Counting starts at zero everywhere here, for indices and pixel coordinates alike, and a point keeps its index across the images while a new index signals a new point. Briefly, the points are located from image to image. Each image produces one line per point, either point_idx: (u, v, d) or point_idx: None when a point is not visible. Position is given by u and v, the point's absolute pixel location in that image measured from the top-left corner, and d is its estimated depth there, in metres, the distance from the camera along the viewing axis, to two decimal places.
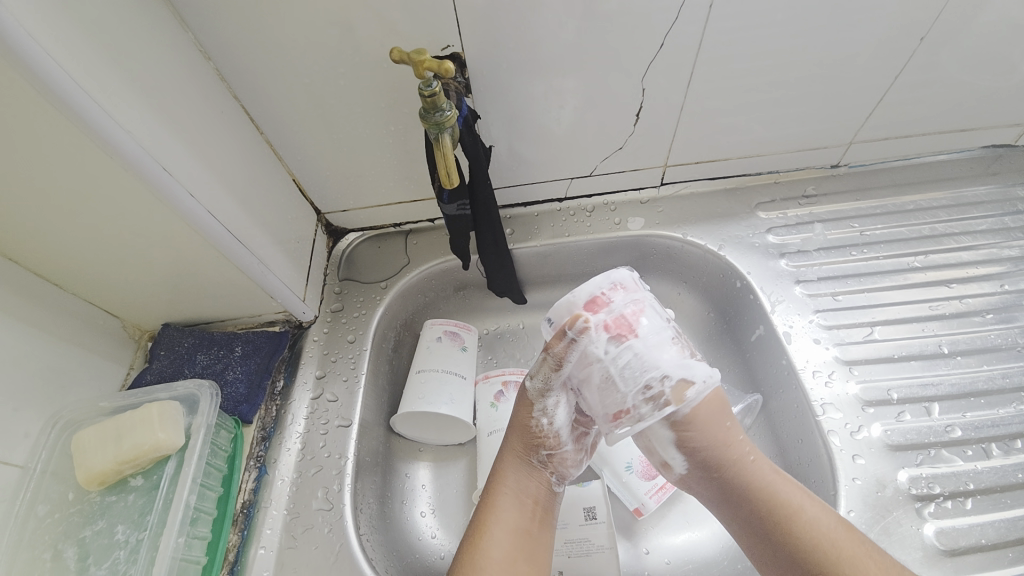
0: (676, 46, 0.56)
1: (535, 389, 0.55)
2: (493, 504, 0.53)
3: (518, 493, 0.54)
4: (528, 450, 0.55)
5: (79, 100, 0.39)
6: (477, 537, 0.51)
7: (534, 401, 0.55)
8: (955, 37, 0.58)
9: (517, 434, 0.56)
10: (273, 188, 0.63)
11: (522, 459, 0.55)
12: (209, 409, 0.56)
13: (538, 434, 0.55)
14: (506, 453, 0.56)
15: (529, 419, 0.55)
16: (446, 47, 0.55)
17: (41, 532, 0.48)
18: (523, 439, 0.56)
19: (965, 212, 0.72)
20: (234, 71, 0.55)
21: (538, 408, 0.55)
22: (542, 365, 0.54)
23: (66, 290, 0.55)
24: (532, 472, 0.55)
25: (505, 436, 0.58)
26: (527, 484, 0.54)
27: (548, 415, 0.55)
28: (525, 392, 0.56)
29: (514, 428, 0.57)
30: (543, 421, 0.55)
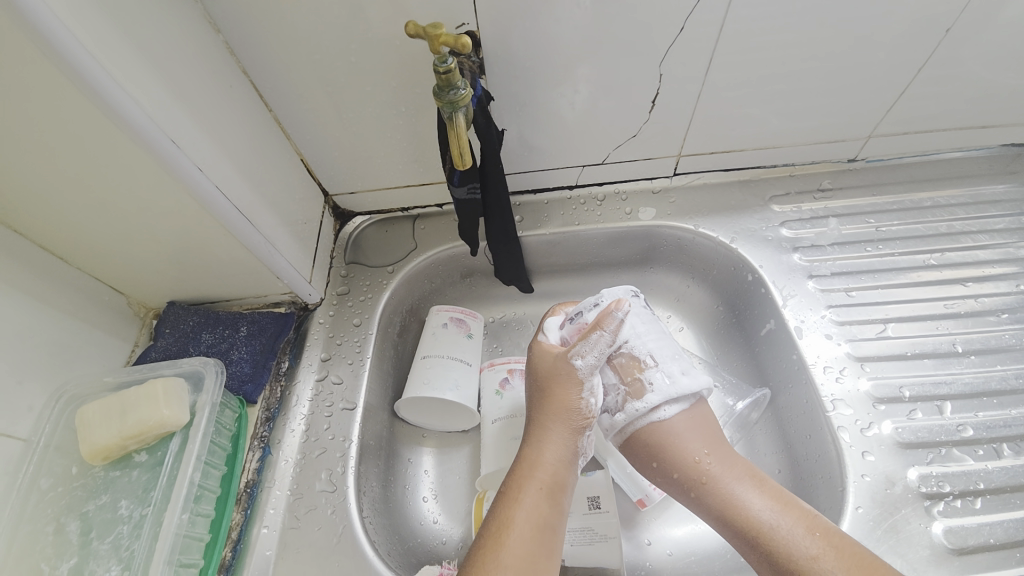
0: (697, 31, 0.55)
1: (585, 367, 0.55)
2: (525, 488, 0.51)
3: (553, 478, 0.53)
4: (567, 433, 0.55)
5: (88, 67, 0.38)
6: (504, 531, 0.49)
7: (582, 379, 0.56)
8: (982, 31, 0.56)
9: (556, 416, 0.56)
10: (280, 167, 0.62)
11: (563, 443, 0.55)
12: (213, 387, 0.55)
13: (584, 415, 0.56)
14: (544, 436, 0.55)
15: (576, 400, 0.55)
16: (460, 25, 0.53)
17: (44, 506, 0.48)
18: (563, 421, 0.55)
19: (982, 210, 0.71)
20: (243, 44, 0.54)
21: (584, 389, 0.56)
22: (595, 340, 0.55)
23: (71, 265, 0.55)
24: (570, 454, 0.55)
25: (542, 419, 0.56)
26: (563, 466, 0.54)
27: (594, 396, 0.56)
28: (574, 373, 0.56)
29: (554, 410, 0.56)
30: (589, 401, 0.56)
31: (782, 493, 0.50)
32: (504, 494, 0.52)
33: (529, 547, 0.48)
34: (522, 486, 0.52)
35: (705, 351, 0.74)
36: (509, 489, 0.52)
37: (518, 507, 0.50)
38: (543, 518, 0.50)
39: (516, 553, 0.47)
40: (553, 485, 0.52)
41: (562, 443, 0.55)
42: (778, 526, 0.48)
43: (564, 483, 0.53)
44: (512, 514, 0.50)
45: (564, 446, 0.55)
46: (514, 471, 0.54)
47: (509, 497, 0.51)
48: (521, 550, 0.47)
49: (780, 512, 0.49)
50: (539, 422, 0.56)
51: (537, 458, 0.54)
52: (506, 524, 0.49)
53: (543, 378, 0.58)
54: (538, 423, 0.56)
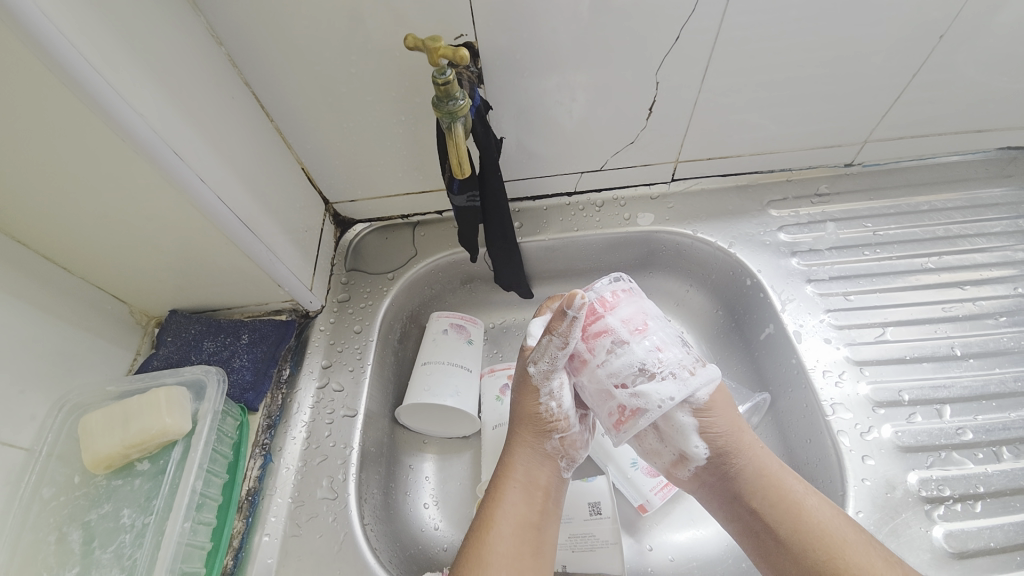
0: (692, 39, 0.56)
1: (539, 373, 0.52)
2: (501, 493, 0.52)
3: (528, 481, 0.53)
4: (536, 436, 0.54)
5: (93, 83, 0.39)
6: (483, 532, 0.50)
7: (538, 385, 0.53)
8: (974, 37, 0.57)
9: (522, 422, 0.55)
10: (281, 175, 0.63)
11: (534, 446, 0.54)
12: (215, 395, 0.55)
13: (549, 419, 0.54)
14: (514, 441, 0.55)
15: (536, 406, 0.54)
16: (458, 37, 0.54)
17: (45, 515, 0.48)
18: (530, 426, 0.55)
19: (979, 214, 0.71)
20: (244, 56, 0.55)
21: (543, 393, 0.53)
22: (545, 346, 0.51)
23: (74, 275, 0.55)
24: (543, 457, 0.54)
25: (512, 425, 0.57)
26: (537, 468, 0.54)
27: (555, 399, 0.53)
28: (529, 380, 0.53)
29: (519, 416, 0.55)
30: (551, 405, 0.53)
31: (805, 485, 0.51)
32: (484, 499, 0.53)
33: (507, 550, 0.48)
34: (498, 490, 0.52)
35: (705, 355, 0.75)
36: (487, 493, 0.53)
37: (496, 511, 0.51)
38: (522, 520, 0.50)
39: (496, 553, 0.48)
40: (528, 487, 0.53)
41: (533, 446, 0.54)
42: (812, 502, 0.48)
43: (541, 484, 0.53)
44: (490, 519, 0.50)
45: (536, 449, 0.54)
46: (492, 477, 0.54)
47: (488, 502, 0.52)
48: (500, 553, 0.48)
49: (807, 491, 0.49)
50: (511, 429, 0.56)
51: (509, 464, 0.54)
52: (484, 529, 0.50)
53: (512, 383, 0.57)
54: (510, 429, 0.56)
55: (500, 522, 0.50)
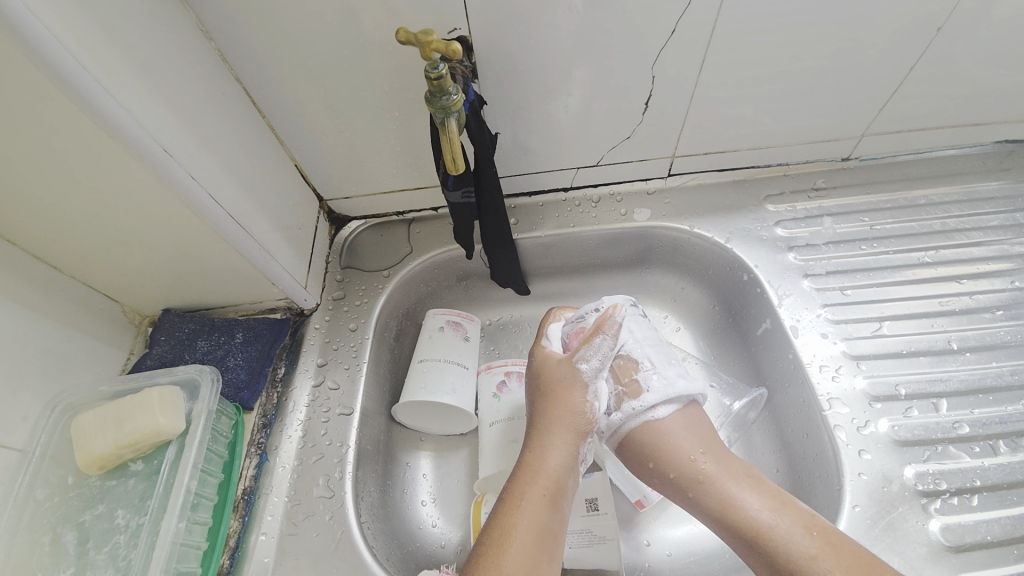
0: (689, 32, 0.55)
1: (589, 371, 0.55)
2: (525, 496, 0.50)
3: (554, 487, 0.51)
4: (572, 439, 0.53)
5: (79, 78, 0.38)
6: (503, 540, 0.47)
7: (587, 383, 0.55)
8: (972, 29, 0.56)
9: (559, 422, 0.54)
10: (275, 173, 0.62)
11: (562, 450, 0.53)
12: (209, 394, 0.55)
13: (587, 420, 0.54)
14: (544, 442, 0.53)
15: (580, 405, 0.54)
16: (452, 30, 0.53)
17: (40, 516, 0.48)
18: (566, 427, 0.54)
19: (976, 207, 0.71)
20: (235, 51, 0.54)
21: (589, 392, 0.55)
22: (599, 344, 0.56)
23: (65, 274, 0.55)
24: (571, 462, 0.53)
25: (542, 426, 0.54)
26: (564, 473, 0.52)
27: (598, 399, 0.55)
28: (578, 377, 0.55)
29: (557, 416, 0.54)
30: (593, 405, 0.54)
31: (779, 494, 0.50)
32: (504, 500, 0.51)
33: (530, 556, 0.47)
34: (522, 493, 0.50)
35: (701, 351, 0.75)
36: (509, 495, 0.51)
37: (519, 515, 0.49)
38: (543, 525, 0.49)
39: (517, 562, 0.46)
40: (555, 491, 0.51)
41: (566, 449, 0.53)
42: (775, 526, 0.47)
43: (565, 489, 0.52)
44: (514, 522, 0.48)
45: (566, 452, 0.53)
46: (515, 477, 0.52)
47: (508, 504, 0.50)
48: (523, 559, 0.46)
49: (778, 511, 0.48)
50: (540, 428, 0.55)
51: (538, 465, 0.52)
52: (506, 532, 0.48)
53: (553, 381, 0.56)
54: (538, 429, 0.55)
55: (522, 527, 0.48)
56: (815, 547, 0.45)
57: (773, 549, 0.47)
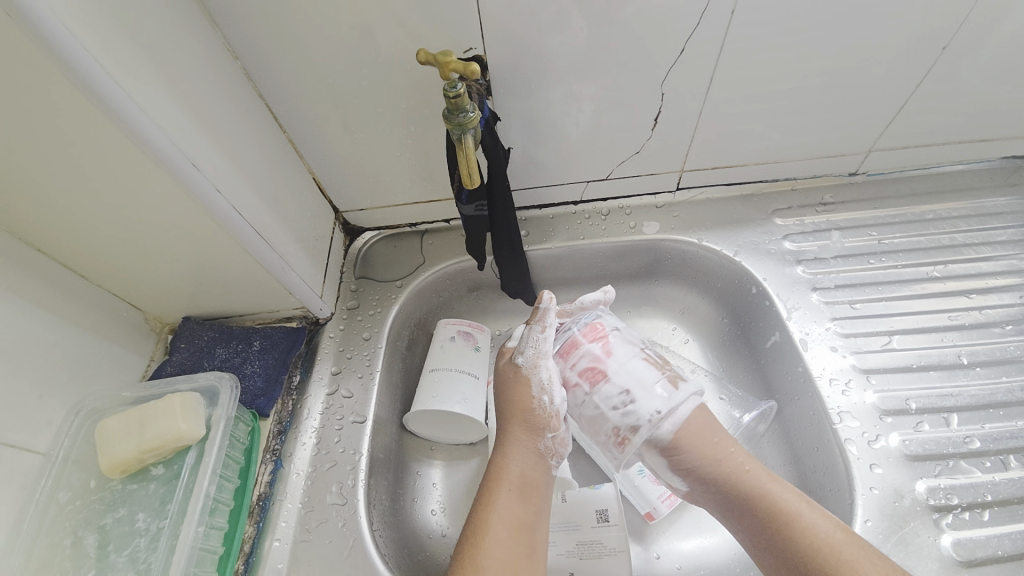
0: (697, 51, 0.57)
1: (527, 362, 0.56)
2: (495, 492, 0.51)
3: (521, 481, 0.52)
4: (529, 434, 0.54)
5: (115, 97, 0.40)
6: (478, 537, 0.48)
7: (529, 378, 0.55)
8: (975, 48, 0.58)
9: (517, 419, 0.55)
10: (294, 185, 0.64)
11: (523, 445, 0.54)
12: (228, 401, 0.57)
13: (541, 415, 0.54)
14: (505, 440, 0.55)
15: (529, 401, 0.55)
16: (468, 50, 0.55)
17: (61, 519, 0.49)
18: (525, 422, 0.55)
19: (984, 222, 0.72)
20: (259, 69, 0.56)
21: (534, 386, 0.55)
22: (530, 334, 0.58)
23: (91, 282, 0.57)
24: (535, 456, 0.54)
25: (503, 423, 0.56)
26: (529, 467, 0.53)
27: (547, 393, 0.54)
28: (519, 372, 0.56)
29: (514, 413, 0.55)
30: (543, 400, 0.54)
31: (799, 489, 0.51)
32: (477, 499, 0.52)
33: (505, 550, 0.47)
34: (493, 490, 0.51)
35: (710, 363, 0.75)
36: (481, 494, 0.51)
37: (492, 511, 0.50)
38: (517, 520, 0.50)
39: (494, 557, 0.47)
40: (524, 487, 0.52)
41: (527, 444, 0.54)
42: (807, 515, 0.47)
43: (536, 483, 0.53)
44: (486, 518, 0.49)
45: (529, 447, 0.54)
46: (485, 477, 0.53)
47: (482, 502, 0.51)
48: (497, 552, 0.47)
49: (807, 503, 0.49)
50: (503, 427, 0.56)
51: (504, 463, 0.53)
52: (479, 528, 0.49)
53: (504, 381, 0.58)
54: (502, 428, 0.56)
55: (495, 523, 0.49)
56: (844, 536, 0.46)
57: (807, 535, 0.46)
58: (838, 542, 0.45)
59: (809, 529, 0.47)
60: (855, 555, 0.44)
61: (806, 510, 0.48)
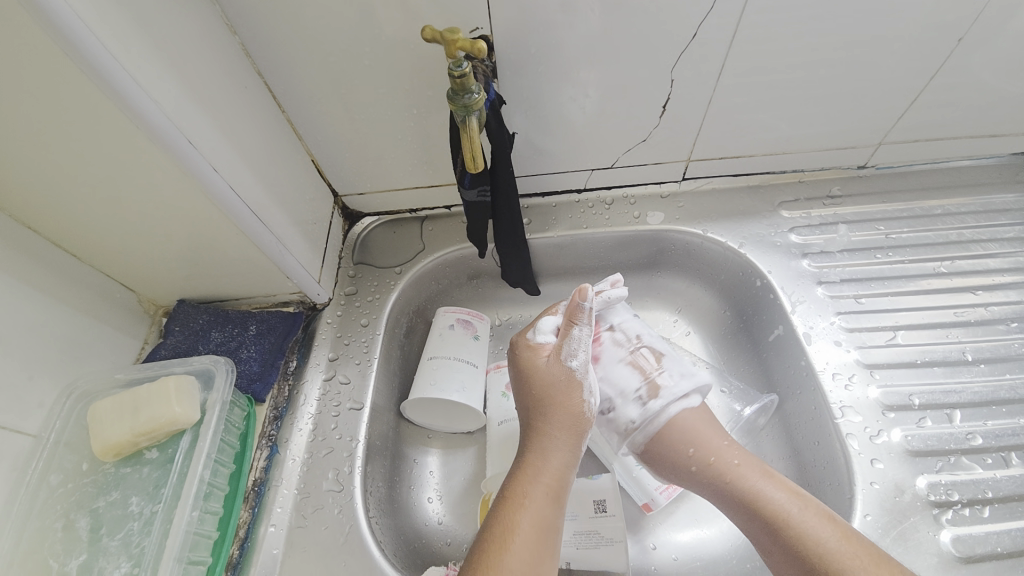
0: (709, 36, 0.55)
1: (581, 367, 0.55)
2: (528, 494, 0.50)
3: (555, 485, 0.51)
4: (571, 438, 0.54)
5: (106, 66, 0.38)
6: (508, 538, 0.47)
7: (580, 380, 0.55)
8: (994, 40, 0.56)
9: (556, 422, 0.54)
10: (292, 167, 0.63)
11: (563, 447, 0.53)
12: (224, 385, 0.56)
13: (584, 417, 0.55)
14: (542, 441, 0.54)
15: (576, 402, 0.54)
16: (474, 29, 0.54)
17: (53, 502, 0.48)
18: (566, 426, 0.54)
19: (992, 219, 0.71)
20: (258, 45, 0.54)
21: (586, 390, 0.55)
22: (578, 337, 0.55)
23: (83, 261, 0.55)
24: (571, 461, 0.53)
25: (539, 423, 0.55)
26: (564, 471, 0.53)
27: (593, 395, 0.56)
28: (571, 376, 0.55)
29: (556, 416, 0.54)
30: (589, 403, 0.55)
31: (797, 487, 0.51)
32: (507, 498, 0.50)
33: (536, 553, 0.46)
34: (526, 492, 0.50)
35: (711, 356, 0.75)
36: (513, 493, 0.50)
37: (525, 512, 0.49)
38: (548, 523, 0.49)
39: (525, 560, 0.46)
40: (558, 490, 0.51)
41: (566, 448, 0.53)
42: (797, 517, 0.47)
43: (567, 488, 0.52)
44: (518, 520, 0.48)
45: (567, 451, 0.53)
46: (516, 476, 0.52)
47: (512, 503, 0.49)
48: (529, 555, 0.46)
49: (801, 504, 0.48)
50: (539, 429, 0.54)
51: (540, 465, 0.52)
52: (510, 529, 0.47)
53: (545, 381, 0.56)
54: (537, 429, 0.54)
55: (527, 525, 0.48)
56: (841, 539, 0.46)
57: (798, 538, 0.47)
58: (833, 546, 0.45)
59: (800, 533, 0.47)
60: (849, 562, 0.44)
61: (799, 511, 0.48)
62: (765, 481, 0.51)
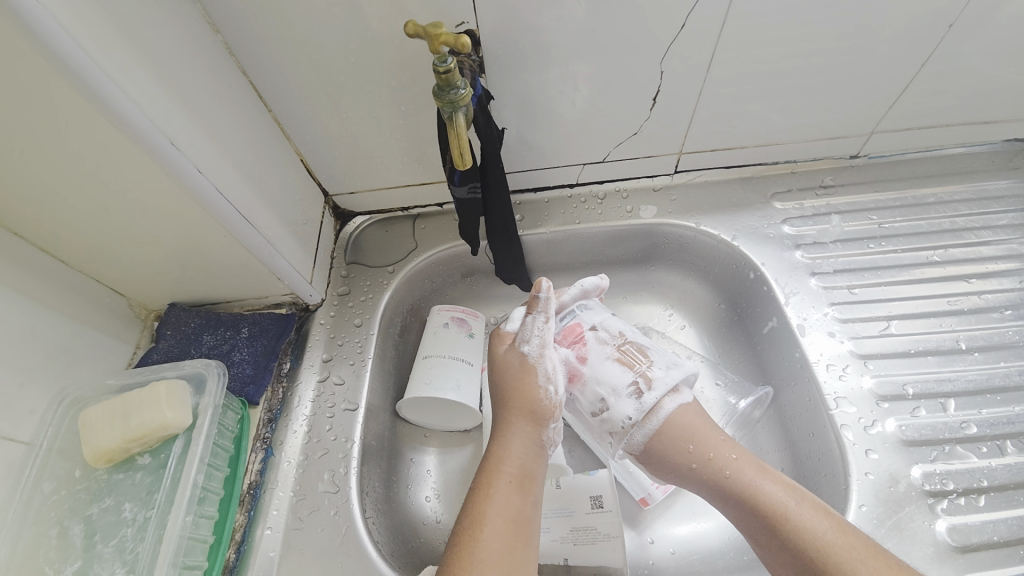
0: (699, 27, 0.54)
1: (533, 351, 0.56)
2: (493, 483, 0.50)
3: (518, 473, 0.51)
4: (531, 426, 0.54)
5: (84, 68, 0.38)
6: (475, 528, 0.47)
7: (534, 365, 0.55)
8: (985, 26, 0.56)
9: (518, 410, 0.54)
10: (280, 167, 0.62)
11: (525, 435, 0.54)
12: (216, 389, 0.55)
13: (541, 402, 0.54)
14: (505, 430, 0.54)
15: (533, 388, 0.54)
16: (460, 24, 0.53)
17: (47, 509, 0.48)
18: (527, 414, 0.54)
19: (986, 206, 0.71)
20: (242, 45, 0.54)
21: (541, 375, 0.55)
22: (530, 324, 0.57)
23: (72, 267, 0.55)
24: (536, 447, 0.53)
25: (502, 413, 0.55)
26: (527, 459, 0.52)
27: (552, 381, 0.55)
28: (525, 361, 0.56)
29: (515, 404, 0.55)
30: (548, 389, 0.54)
31: (793, 483, 0.51)
32: (473, 489, 0.51)
33: (501, 542, 0.47)
34: (492, 481, 0.50)
35: (706, 349, 0.74)
36: (479, 484, 0.51)
37: (489, 502, 0.49)
38: (514, 512, 0.49)
39: (490, 549, 0.46)
40: (522, 478, 0.51)
41: (528, 435, 0.53)
42: (797, 514, 0.47)
43: (534, 475, 0.52)
44: (484, 509, 0.49)
45: (529, 438, 0.53)
46: (482, 467, 0.52)
47: (480, 494, 0.50)
48: (493, 544, 0.46)
49: (800, 501, 0.48)
50: (503, 417, 0.55)
51: (503, 453, 0.52)
52: (476, 520, 0.48)
53: (505, 370, 0.57)
54: (502, 418, 0.55)
55: (492, 514, 0.48)
56: (836, 533, 0.46)
57: (798, 535, 0.46)
58: (830, 540, 0.45)
59: (801, 530, 0.46)
60: (847, 557, 0.44)
61: (797, 507, 0.48)
62: (761, 477, 0.50)
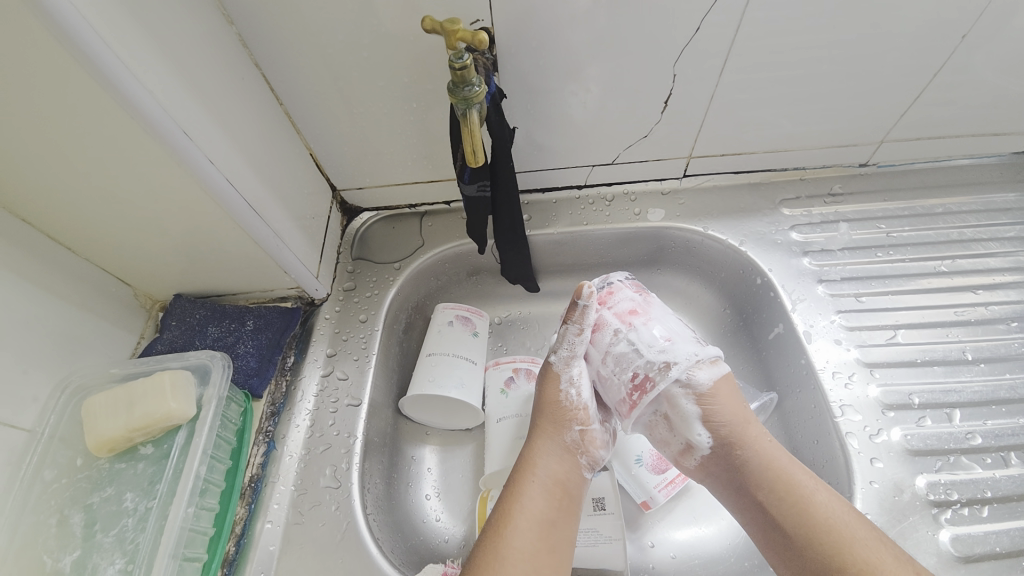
0: (712, 31, 0.54)
1: (560, 361, 0.58)
2: (519, 488, 0.52)
3: (544, 478, 0.53)
4: (558, 432, 0.56)
5: (101, 56, 0.38)
6: (499, 530, 0.49)
7: (558, 373, 0.58)
8: (997, 37, 0.56)
9: (545, 417, 0.57)
10: (290, 160, 0.62)
11: (553, 441, 0.55)
12: (220, 380, 0.55)
13: (567, 408, 0.56)
14: (534, 438, 0.56)
15: (556, 394, 0.57)
16: (475, 22, 0.53)
17: (47, 497, 0.48)
18: (551, 418, 0.56)
19: (993, 218, 0.71)
20: (255, 37, 0.54)
21: (563, 380, 0.57)
22: (565, 333, 0.58)
23: (79, 255, 0.54)
24: (563, 453, 0.55)
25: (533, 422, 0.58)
26: (555, 465, 0.54)
27: (575, 386, 0.57)
28: (548, 369, 0.58)
29: (542, 411, 0.57)
30: (571, 393, 0.57)
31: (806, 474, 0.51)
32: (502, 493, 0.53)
33: (525, 545, 0.48)
34: (518, 486, 0.52)
35: None
36: (507, 488, 0.53)
37: (514, 505, 0.51)
38: (540, 517, 0.50)
39: (514, 550, 0.48)
40: (548, 483, 0.53)
41: (555, 442, 0.55)
42: (822, 496, 0.48)
43: (563, 481, 0.53)
44: (508, 512, 0.50)
45: (556, 444, 0.55)
46: (511, 473, 0.55)
47: (508, 494, 0.52)
48: (517, 546, 0.48)
49: (824, 487, 0.49)
50: (533, 426, 0.58)
51: (530, 459, 0.54)
52: (501, 522, 0.50)
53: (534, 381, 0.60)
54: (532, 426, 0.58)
55: (517, 517, 0.50)
56: (856, 520, 0.46)
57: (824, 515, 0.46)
58: (852, 523, 0.46)
59: (827, 508, 0.47)
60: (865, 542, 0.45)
61: (819, 490, 0.48)
62: (788, 460, 0.51)
